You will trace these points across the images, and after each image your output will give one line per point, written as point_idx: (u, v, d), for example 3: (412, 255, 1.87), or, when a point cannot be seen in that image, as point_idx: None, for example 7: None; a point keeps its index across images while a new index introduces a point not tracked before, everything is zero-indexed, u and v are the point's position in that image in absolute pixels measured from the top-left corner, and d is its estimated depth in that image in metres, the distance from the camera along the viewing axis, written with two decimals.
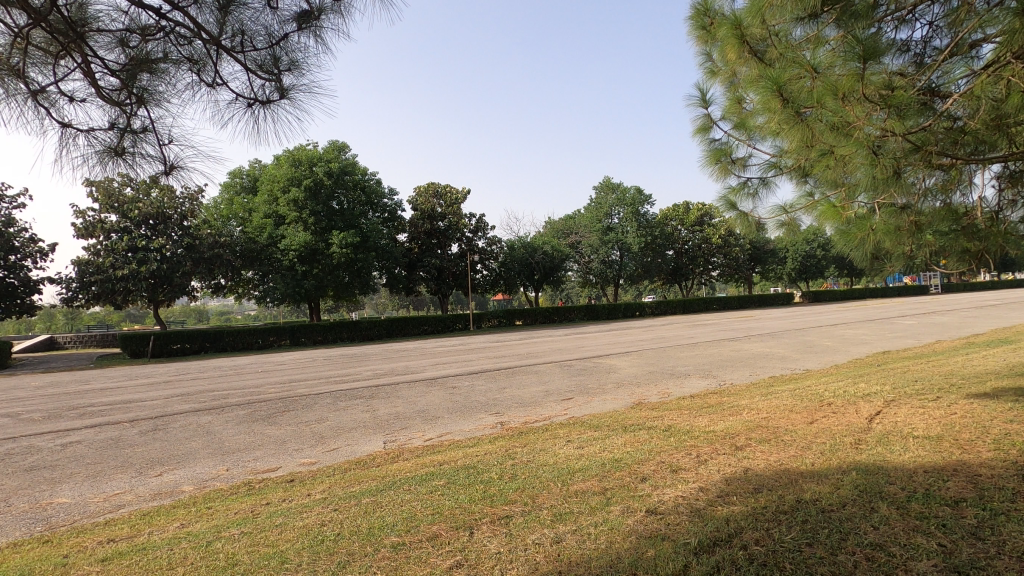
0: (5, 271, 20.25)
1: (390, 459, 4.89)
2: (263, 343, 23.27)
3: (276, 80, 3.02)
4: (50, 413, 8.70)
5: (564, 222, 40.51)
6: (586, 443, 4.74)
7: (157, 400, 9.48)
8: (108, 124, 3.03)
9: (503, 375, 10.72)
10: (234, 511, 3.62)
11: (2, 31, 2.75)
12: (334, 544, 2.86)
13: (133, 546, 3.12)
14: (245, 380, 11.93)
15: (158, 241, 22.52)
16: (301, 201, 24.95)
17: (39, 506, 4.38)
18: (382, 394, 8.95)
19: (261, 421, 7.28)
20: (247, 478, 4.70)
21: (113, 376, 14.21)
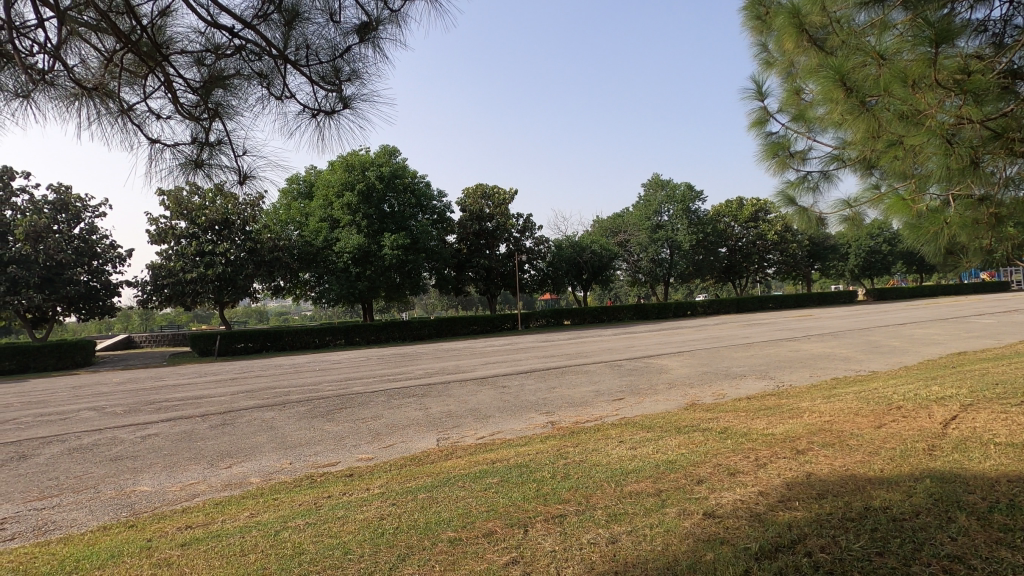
0: (88, 275, 21.85)
1: (443, 456, 5.00)
2: (320, 343, 24.14)
3: (338, 90, 3.14)
4: (130, 407, 9.36)
5: (612, 220, 40.09)
6: (639, 444, 4.68)
7: (224, 396, 10.03)
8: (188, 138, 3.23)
9: (552, 374, 10.72)
10: (299, 503, 3.79)
11: (96, 56, 2.99)
12: (393, 537, 2.96)
13: (208, 533, 3.32)
14: (304, 378, 12.41)
15: (222, 246, 23.68)
16: (354, 205, 25.95)
17: (124, 494, 4.72)
18: (433, 393, 9.15)
19: (320, 417, 7.57)
20: (309, 472, 4.92)
21: (184, 373, 15.10)
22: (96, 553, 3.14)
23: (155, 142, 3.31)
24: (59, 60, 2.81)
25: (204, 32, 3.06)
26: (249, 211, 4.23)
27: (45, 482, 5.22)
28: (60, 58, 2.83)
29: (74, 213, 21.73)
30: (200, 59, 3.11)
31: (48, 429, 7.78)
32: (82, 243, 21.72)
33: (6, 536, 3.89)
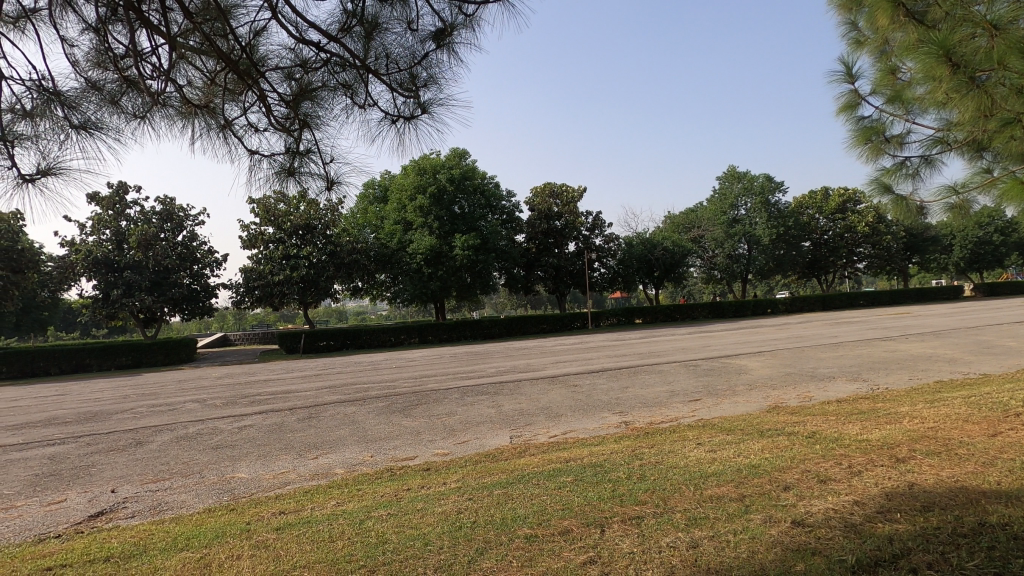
0: (190, 279, 23.83)
1: (517, 453, 5.05)
2: (396, 341, 25.03)
3: (416, 96, 3.25)
4: (228, 400, 10.14)
5: (685, 215, 38.85)
6: (719, 447, 4.51)
7: (310, 391, 10.63)
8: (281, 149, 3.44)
9: (625, 374, 10.54)
10: (381, 494, 3.96)
11: (200, 76, 3.25)
12: (471, 531, 3.02)
13: (299, 519, 3.54)
14: (382, 375, 12.92)
15: (306, 249, 25.00)
16: (427, 208, 26.76)
17: (225, 479, 5.13)
18: (505, 391, 9.25)
19: (398, 413, 7.86)
20: (389, 465, 5.13)
21: (274, 370, 16.12)
22: (204, 533, 3.44)
23: (252, 153, 3.56)
24: (171, 83, 3.10)
25: (294, 48, 3.25)
26: (336, 215, 4.45)
27: (158, 467, 5.75)
28: (171, 80, 3.10)
29: (177, 222, 23.72)
30: (290, 74, 3.31)
31: (160, 418, 8.59)
32: (184, 249, 23.71)
33: (128, 514, 4.33)
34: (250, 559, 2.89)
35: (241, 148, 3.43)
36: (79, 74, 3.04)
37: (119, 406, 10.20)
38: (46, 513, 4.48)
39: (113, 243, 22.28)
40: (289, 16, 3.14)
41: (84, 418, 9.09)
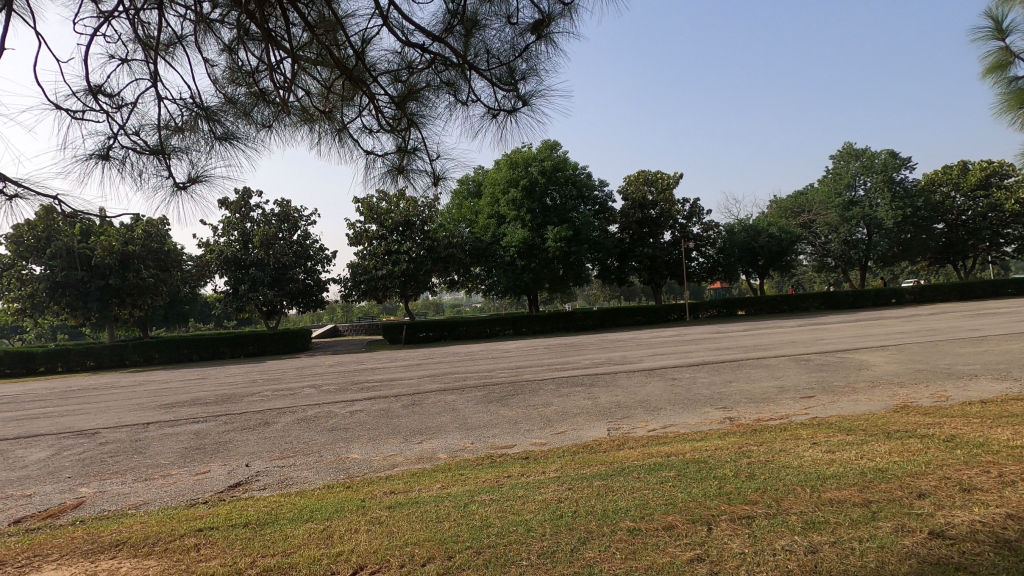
0: (305, 274, 25.90)
1: (616, 446, 5.00)
2: (491, 332, 25.64)
3: (515, 90, 3.30)
4: (340, 386, 10.94)
5: (793, 199, 36.23)
6: (839, 448, 4.16)
7: (413, 380, 11.19)
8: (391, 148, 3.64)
9: (728, 368, 10.04)
10: (483, 480, 4.08)
11: (318, 85, 3.48)
12: (573, 520, 3.04)
13: (408, 499, 3.74)
14: (479, 365, 13.29)
15: (406, 244, 26.14)
16: (519, 201, 27.20)
17: (340, 459, 5.54)
18: (601, 383, 9.16)
19: (496, 402, 8.05)
20: (489, 452, 5.28)
21: (380, 359, 17.12)
22: (326, 507, 3.74)
23: (367, 153, 3.79)
24: (295, 94, 3.37)
25: (400, 51, 3.42)
26: (441, 208, 4.64)
27: (283, 445, 6.34)
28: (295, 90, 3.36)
29: (293, 222, 25.77)
30: (397, 76, 3.48)
31: (283, 401, 9.45)
32: (299, 247, 25.74)
33: (260, 486, 4.81)
34: (367, 534, 3.11)
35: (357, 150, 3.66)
36: (220, 91, 3.39)
37: (249, 390, 11.34)
38: (195, 481, 5.10)
39: (240, 243, 24.71)
40: (397, 22, 3.31)
41: (221, 400, 10.21)
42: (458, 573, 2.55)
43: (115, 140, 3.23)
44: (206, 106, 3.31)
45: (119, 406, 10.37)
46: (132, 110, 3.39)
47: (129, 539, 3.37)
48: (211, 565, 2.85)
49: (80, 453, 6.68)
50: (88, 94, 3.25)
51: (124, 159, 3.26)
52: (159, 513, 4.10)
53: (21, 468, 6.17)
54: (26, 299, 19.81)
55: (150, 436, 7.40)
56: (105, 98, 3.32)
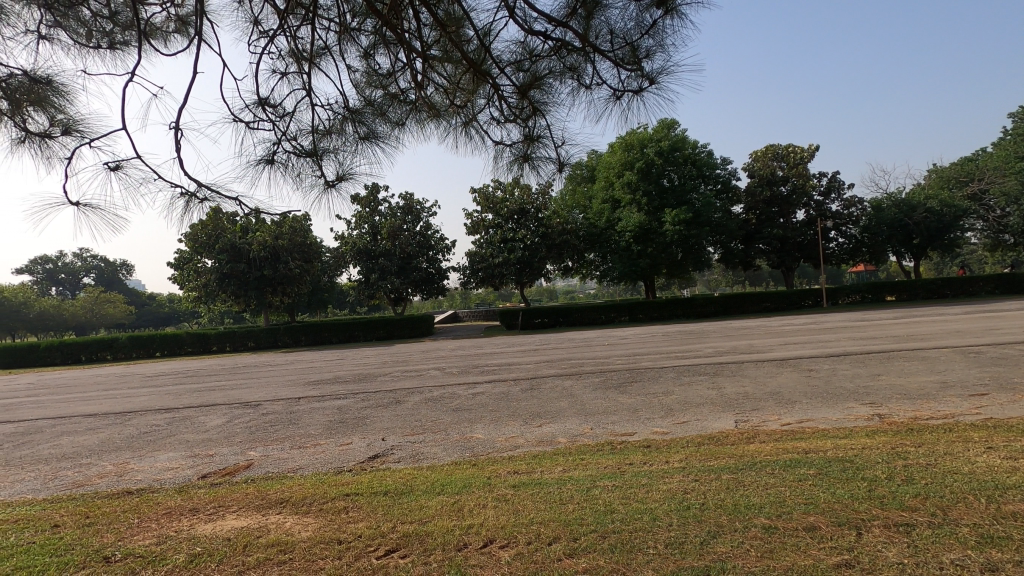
0: (428, 263, 27.43)
1: (745, 439, 4.72)
2: (606, 319, 25.41)
3: (641, 68, 3.22)
4: (462, 369, 11.50)
5: (959, 167, 31.45)
6: (1022, 455, 3.58)
7: (531, 364, 11.43)
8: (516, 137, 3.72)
9: (875, 359, 9.02)
10: (604, 466, 4.08)
11: (447, 79, 3.63)
12: (701, 512, 2.94)
13: (531, 480, 3.85)
14: (595, 351, 13.23)
15: (521, 232, 26.54)
16: (635, 183, 26.42)
17: (465, 438, 5.84)
18: (726, 372, 8.70)
19: (614, 389, 7.97)
20: (609, 438, 5.26)
21: (498, 344, 17.65)
22: (454, 482, 3.96)
23: (495, 144, 3.91)
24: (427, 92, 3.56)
25: (523, 41, 3.46)
26: (564, 194, 4.68)
27: (414, 422, 6.82)
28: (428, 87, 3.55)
29: (416, 214, 27.28)
30: (519, 65, 3.54)
31: (412, 382, 10.15)
32: (422, 238, 27.26)
33: (395, 459, 5.22)
34: (494, 510, 3.25)
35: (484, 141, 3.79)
36: (361, 94, 3.67)
37: (382, 371, 12.30)
38: (340, 451, 5.67)
39: (370, 235, 26.71)
40: (521, 11, 3.35)
41: (358, 378, 11.22)
42: (584, 554, 2.58)
43: (279, 146, 3.63)
44: (352, 108, 3.61)
45: (275, 381, 11.79)
46: (291, 118, 3.78)
47: (291, 498, 3.84)
48: (359, 526, 3.16)
49: (247, 420, 7.71)
50: (257, 106, 3.68)
51: (287, 163, 3.67)
52: (312, 477, 4.61)
53: (203, 432, 7.27)
54: (201, 288, 23.08)
55: (302, 408, 8.35)
56: (269, 109, 3.74)
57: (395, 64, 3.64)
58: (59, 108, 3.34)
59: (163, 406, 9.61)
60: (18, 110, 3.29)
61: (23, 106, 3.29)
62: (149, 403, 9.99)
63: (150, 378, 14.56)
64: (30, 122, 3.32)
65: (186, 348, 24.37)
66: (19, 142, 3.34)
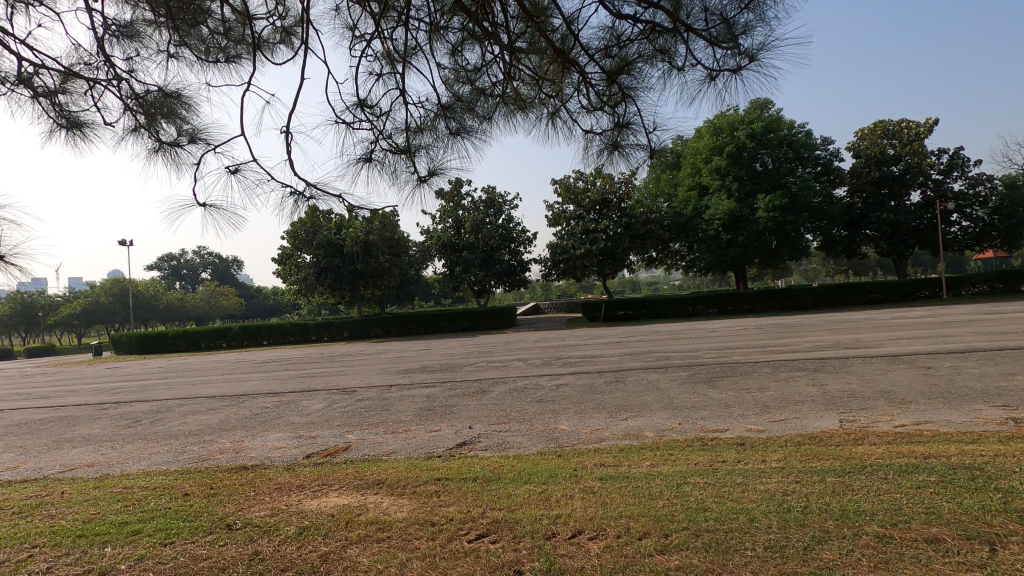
0: (510, 256, 27.75)
1: (852, 440, 4.39)
2: (693, 311, 24.52)
3: (738, 46, 3.05)
4: (545, 361, 11.54)
5: None
6: None
7: (615, 357, 11.26)
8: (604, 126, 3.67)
9: (1008, 357, 8.03)
10: (695, 462, 3.95)
11: (533, 69, 3.64)
12: (804, 516, 2.77)
13: (619, 473, 3.80)
14: (682, 344, 12.79)
15: (603, 223, 26.13)
16: (724, 169, 25.22)
17: (549, 429, 5.88)
18: (828, 368, 8.11)
19: (703, 383, 7.69)
20: (700, 434, 5.09)
21: (580, 336, 17.54)
22: (541, 472, 4.00)
23: (584, 134, 3.88)
24: (515, 83, 3.59)
25: (611, 26, 3.41)
26: (653, 183, 4.57)
27: (499, 412, 6.95)
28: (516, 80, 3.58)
29: (498, 207, 27.63)
30: (608, 51, 3.49)
31: (497, 372, 10.34)
32: (504, 230, 27.58)
33: (482, 447, 5.35)
34: (581, 501, 3.25)
35: (572, 130, 3.77)
36: (450, 90, 3.75)
37: (467, 361, 12.64)
38: (431, 437, 5.90)
39: (454, 228, 27.42)
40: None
41: (445, 368, 11.58)
42: (676, 551, 2.52)
43: (376, 145, 3.81)
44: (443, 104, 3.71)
45: (369, 369, 12.46)
46: (387, 117, 3.96)
47: (387, 480, 4.04)
48: (450, 510, 3.28)
49: (345, 405, 8.21)
50: (356, 108, 3.88)
51: (383, 161, 3.84)
52: (406, 461, 4.84)
53: (306, 415, 7.83)
54: (301, 282, 24.80)
55: (393, 395, 8.77)
56: (368, 110, 3.94)
57: (484, 58, 3.70)
58: (185, 119, 3.70)
59: (271, 390, 10.46)
60: (152, 123, 3.68)
61: (157, 119, 3.67)
62: (260, 388, 10.91)
63: (259, 365, 15.88)
64: (162, 133, 3.70)
65: (289, 337, 26.32)
66: (154, 152, 3.73)
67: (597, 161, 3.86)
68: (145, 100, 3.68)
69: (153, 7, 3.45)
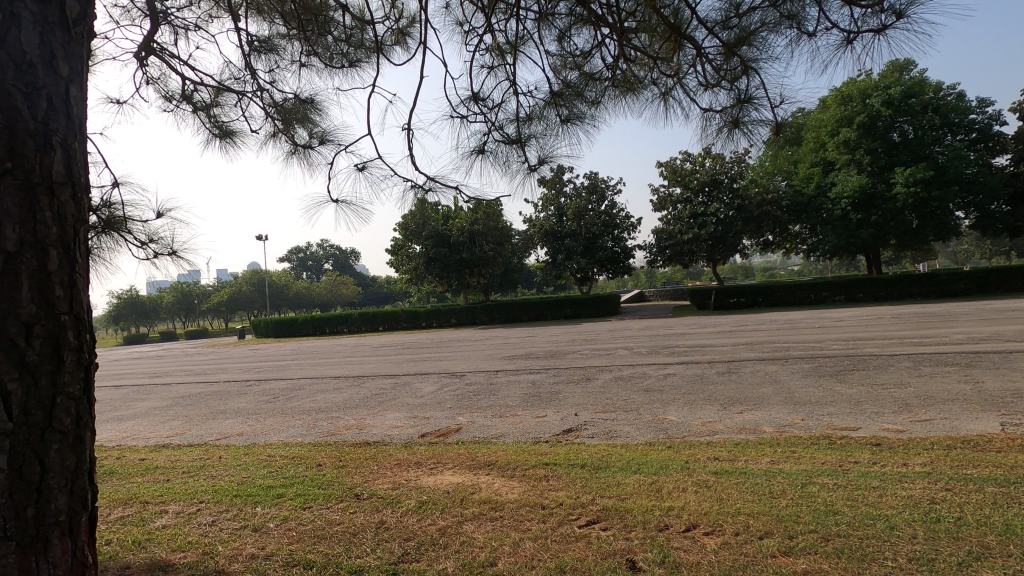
0: (613, 242, 27.27)
1: (1016, 446, 3.82)
2: (816, 299, 22.62)
3: (880, 4, 2.74)
4: (652, 349, 11.25)
5: None
6: None
7: (727, 347, 10.70)
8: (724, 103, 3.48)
9: None
10: (822, 461, 3.66)
11: (645, 49, 3.54)
12: (956, 528, 2.48)
13: (735, 468, 3.63)
14: (804, 334, 11.84)
15: (713, 206, 24.79)
16: (854, 141, 22.83)
17: (658, 419, 5.74)
18: (984, 364, 7.12)
19: (829, 377, 7.08)
20: (827, 432, 4.70)
21: (689, 325, 16.84)
22: (650, 462, 3.92)
23: (702, 112, 3.70)
24: (626, 64, 3.51)
25: None
26: (774, 161, 4.25)
27: (605, 400, 6.90)
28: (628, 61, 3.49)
29: (600, 193, 27.22)
30: (727, 23, 3.30)
31: (601, 360, 10.28)
32: (607, 217, 27.14)
33: (588, 434, 5.34)
34: (695, 494, 3.15)
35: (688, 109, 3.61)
36: (559, 77, 3.75)
37: (572, 348, 12.67)
38: (537, 423, 6.00)
39: (557, 216, 27.44)
40: None
41: (549, 355, 11.69)
42: (803, 554, 2.36)
43: (489, 136, 3.90)
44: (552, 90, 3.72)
45: (476, 355, 12.91)
46: (498, 109, 4.03)
47: (497, 462, 4.19)
48: (560, 495, 3.32)
49: (455, 389, 8.60)
50: (470, 102, 4.00)
51: (496, 151, 3.92)
52: (514, 445, 4.97)
53: (420, 397, 8.30)
54: (412, 271, 26.20)
55: (500, 380, 9.02)
56: (481, 103, 4.04)
57: (593, 42, 3.65)
58: (315, 123, 4.03)
59: (388, 373, 11.19)
60: (288, 128, 4.05)
61: (293, 124, 4.03)
62: (378, 370, 11.72)
63: (376, 349, 17.05)
64: (297, 137, 4.05)
65: (401, 323, 27.95)
66: (290, 154, 4.11)
67: (717, 140, 3.67)
68: (283, 108, 4.05)
69: (287, 21, 3.78)
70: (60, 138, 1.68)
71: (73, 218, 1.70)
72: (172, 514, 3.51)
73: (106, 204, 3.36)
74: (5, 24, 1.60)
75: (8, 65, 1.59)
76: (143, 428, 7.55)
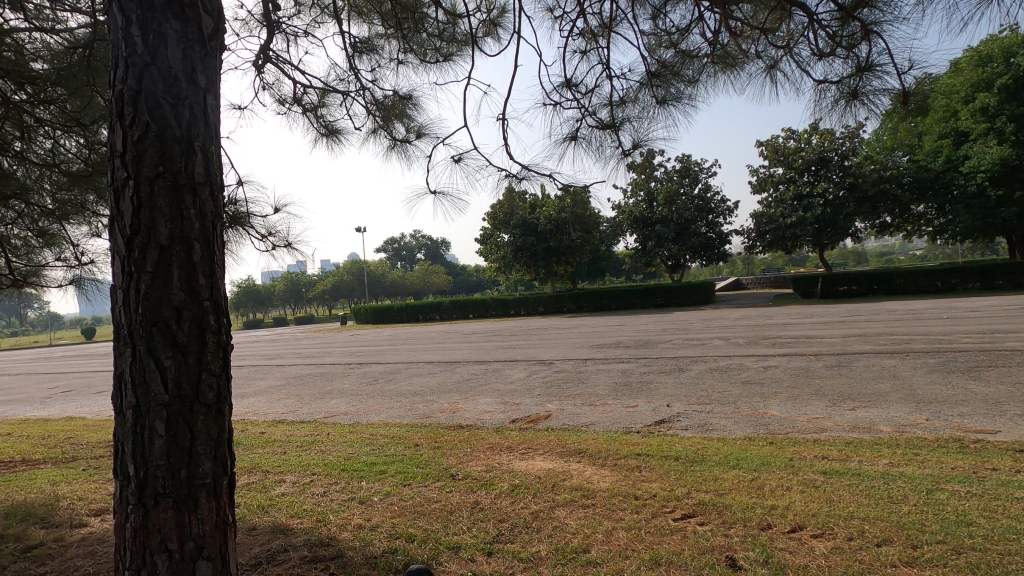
0: (708, 228, 26.06)
1: None
2: (943, 286, 20.33)
3: None
4: (750, 340, 10.66)
5: None
6: None
7: (837, 338, 9.88)
8: (840, 73, 3.20)
9: None
10: (952, 466, 3.29)
11: (748, 19, 3.33)
12: None
13: (847, 468, 3.37)
14: (930, 326, 10.66)
15: (821, 186, 22.93)
16: (994, 108, 19.17)
17: (758, 413, 5.45)
18: None
19: (961, 373, 6.34)
20: (957, 434, 4.23)
21: (792, 314, 15.75)
22: (750, 458, 3.73)
23: (815, 85, 3.41)
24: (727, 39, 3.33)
25: None
26: (895, 136, 3.84)
27: (700, 391, 6.66)
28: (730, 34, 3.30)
29: (693, 176, 26.08)
30: None
31: (695, 350, 9.93)
32: (701, 201, 25.99)
33: (682, 426, 5.18)
34: (801, 494, 2.97)
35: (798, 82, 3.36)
36: (654, 57, 3.62)
37: (664, 337, 12.32)
38: (628, 413, 5.91)
39: (646, 202, 26.65)
40: None
41: (640, 344, 11.45)
42: (928, 567, 2.16)
43: (582, 123, 3.84)
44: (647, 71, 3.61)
45: (565, 343, 12.91)
46: (591, 94, 3.96)
47: (587, 450, 4.18)
48: (653, 486, 3.26)
49: (544, 376, 8.67)
50: (563, 88, 3.97)
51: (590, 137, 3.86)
52: (604, 434, 4.93)
53: (510, 383, 8.46)
54: (501, 260, 26.63)
55: (590, 369, 8.98)
56: (574, 89, 3.99)
57: (691, 17, 3.49)
58: (412, 118, 4.19)
59: (479, 359, 11.50)
60: (388, 124, 4.24)
61: (392, 120, 4.22)
62: (469, 356, 12.08)
63: (467, 336, 17.55)
64: (396, 132, 4.24)
65: (491, 311, 28.55)
66: (389, 149, 4.30)
67: (830, 115, 3.38)
68: (383, 104, 4.24)
69: (384, 21, 3.95)
70: (200, 142, 1.87)
71: (211, 215, 1.89)
72: (289, 483, 3.86)
73: (233, 202, 3.73)
74: (156, 43, 1.81)
75: (160, 80, 1.80)
76: (262, 404, 8.34)
